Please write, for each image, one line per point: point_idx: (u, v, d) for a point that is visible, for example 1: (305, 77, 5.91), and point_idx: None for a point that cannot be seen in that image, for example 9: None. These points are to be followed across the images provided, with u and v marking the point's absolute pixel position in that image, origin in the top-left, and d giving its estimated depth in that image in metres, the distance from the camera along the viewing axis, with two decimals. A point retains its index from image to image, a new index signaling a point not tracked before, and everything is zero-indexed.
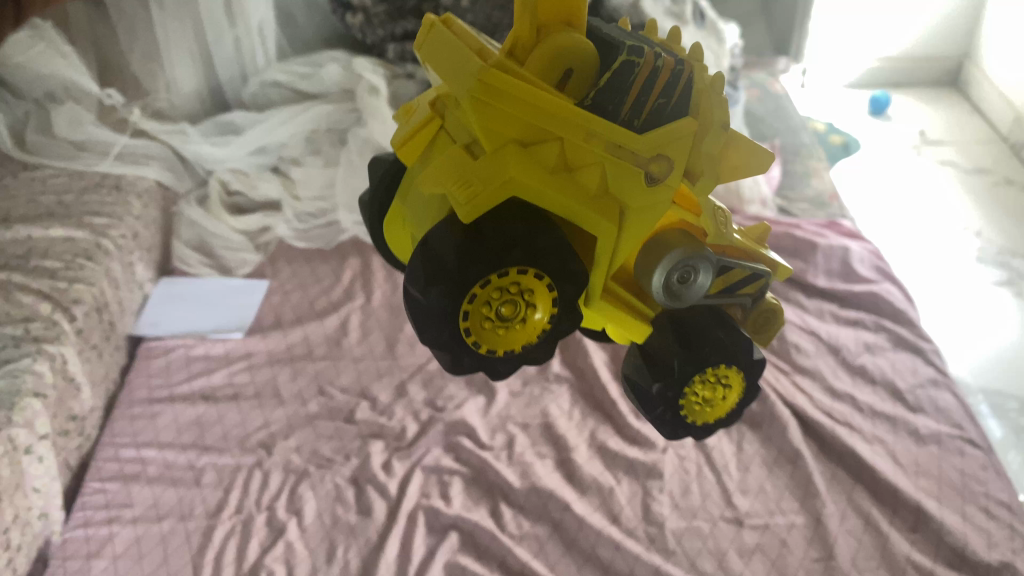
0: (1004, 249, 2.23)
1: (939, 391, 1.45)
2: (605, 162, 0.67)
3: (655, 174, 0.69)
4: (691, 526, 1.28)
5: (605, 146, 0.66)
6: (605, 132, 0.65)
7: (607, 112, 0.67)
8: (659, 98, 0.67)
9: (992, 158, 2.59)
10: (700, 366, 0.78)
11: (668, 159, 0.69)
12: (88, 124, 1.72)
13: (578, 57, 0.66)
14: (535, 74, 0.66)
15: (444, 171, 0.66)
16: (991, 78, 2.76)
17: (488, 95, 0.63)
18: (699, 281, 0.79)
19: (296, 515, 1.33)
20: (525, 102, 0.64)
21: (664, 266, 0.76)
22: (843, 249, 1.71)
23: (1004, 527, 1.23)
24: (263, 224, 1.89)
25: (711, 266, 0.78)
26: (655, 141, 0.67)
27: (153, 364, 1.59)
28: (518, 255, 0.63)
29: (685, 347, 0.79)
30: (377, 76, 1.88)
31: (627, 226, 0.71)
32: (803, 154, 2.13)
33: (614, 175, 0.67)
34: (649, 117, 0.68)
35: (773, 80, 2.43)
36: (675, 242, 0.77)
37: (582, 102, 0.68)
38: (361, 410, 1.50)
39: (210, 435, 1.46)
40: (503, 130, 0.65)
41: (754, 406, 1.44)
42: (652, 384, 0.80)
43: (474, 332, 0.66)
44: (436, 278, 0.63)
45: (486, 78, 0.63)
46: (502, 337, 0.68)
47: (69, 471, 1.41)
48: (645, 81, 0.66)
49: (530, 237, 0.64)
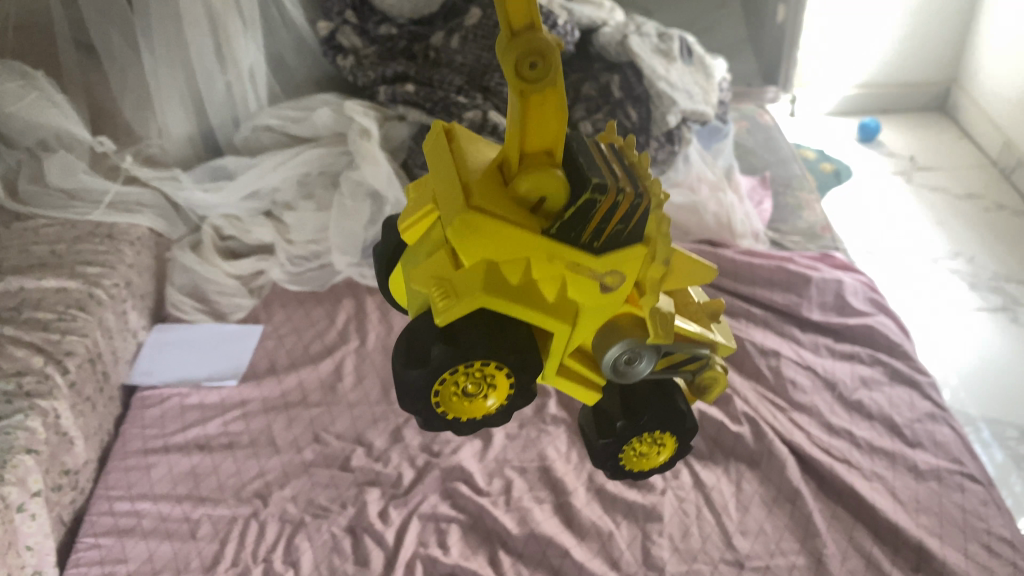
0: (998, 275, 2.24)
1: (937, 425, 1.44)
2: (565, 272, 0.69)
3: (610, 285, 0.71)
4: (691, 570, 1.27)
5: (566, 266, 0.68)
6: (566, 257, 0.67)
7: (570, 237, 0.66)
8: (619, 226, 0.65)
9: (982, 183, 2.60)
10: (636, 417, 0.82)
11: (623, 273, 0.70)
12: (80, 173, 1.72)
13: (554, 189, 0.64)
14: (512, 202, 0.66)
15: (426, 277, 0.69)
16: (979, 104, 2.78)
17: (466, 230, 0.65)
18: (643, 365, 0.78)
19: (293, 567, 1.32)
20: (500, 235, 0.65)
21: (619, 355, 0.76)
22: (837, 282, 1.69)
23: (1007, 565, 1.23)
24: (257, 268, 1.88)
25: (655, 355, 0.78)
26: (613, 260, 0.68)
27: (147, 414, 1.58)
28: (485, 353, 0.66)
29: (628, 412, 0.83)
30: (369, 119, 1.88)
31: (583, 322, 0.74)
32: (793, 185, 2.13)
33: (574, 284, 0.70)
34: (607, 241, 0.67)
35: (761, 112, 2.45)
36: (627, 326, 0.76)
37: (548, 229, 0.66)
38: (357, 456, 1.49)
39: (206, 486, 1.45)
40: (475, 248, 0.66)
41: (753, 444, 1.43)
42: (596, 438, 0.85)
43: (444, 405, 0.70)
44: (414, 362, 0.67)
45: (465, 218, 0.64)
46: (468, 408, 0.72)
47: (63, 526, 1.39)
48: (606, 214, 0.63)
49: (496, 336, 0.68)
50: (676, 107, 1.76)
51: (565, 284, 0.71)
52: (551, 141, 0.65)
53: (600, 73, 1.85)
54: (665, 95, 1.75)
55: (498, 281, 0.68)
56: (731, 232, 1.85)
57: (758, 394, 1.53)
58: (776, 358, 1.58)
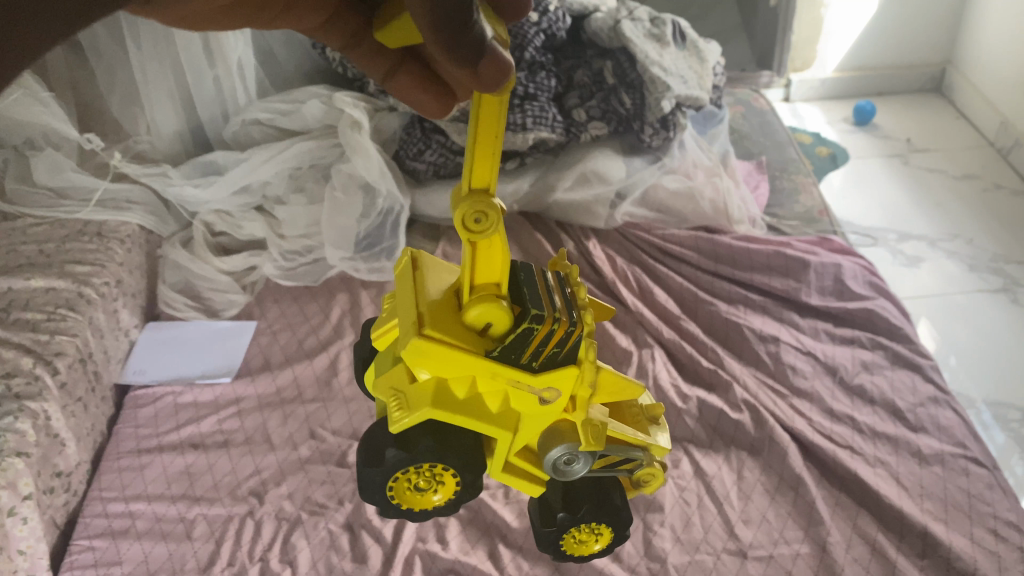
0: (997, 256, 2.21)
1: (940, 409, 1.43)
2: (510, 390, 0.85)
3: (546, 398, 0.86)
4: (694, 561, 1.25)
5: (506, 383, 0.84)
6: (508, 374, 0.82)
7: (511, 358, 0.82)
8: (555, 349, 0.82)
9: (980, 164, 2.58)
10: (573, 511, 0.98)
11: (558, 390, 0.86)
12: (68, 171, 1.69)
13: (497, 317, 0.81)
14: (463, 328, 0.82)
15: (389, 387, 0.86)
16: (976, 84, 2.75)
17: (420, 351, 0.80)
18: (578, 466, 0.93)
19: (290, 566, 1.30)
20: (449, 355, 0.80)
21: (559, 450, 0.90)
22: (835, 266, 1.68)
23: (1014, 549, 1.21)
24: (249, 264, 1.84)
25: (589, 458, 0.92)
26: (547, 379, 0.83)
27: (139, 414, 1.56)
28: (433, 455, 0.86)
29: (583, 498, 0.99)
30: (360, 110, 1.83)
31: (523, 428, 0.90)
32: (790, 170, 2.11)
33: (514, 398, 0.86)
34: (545, 361, 0.83)
35: (756, 96, 2.42)
36: (568, 432, 0.91)
37: (491, 352, 0.81)
38: (353, 452, 1.47)
39: (200, 485, 1.43)
40: (441, 372, 0.83)
41: (753, 431, 1.41)
42: (556, 515, 0.98)
43: (398, 495, 0.92)
44: (373, 461, 0.87)
45: (419, 339, 0.79)
46: (418, 498, 0.94)
47: (56, 529, 1.37)
48: (543, 340, 0.80)
49: (441, 443, 0.86)
50: (670, 92, 1.72)
51: (507, 397, 0.87)
52: (498, 277, 0.81)
53: (593, 59, 1.82)
54: (659, 80, 1.71)
55: (459, 400, 0.85)
56: (728, 219, 1.85)
57: (758, 381, 1.51)
58: (776, 344, 1.55)
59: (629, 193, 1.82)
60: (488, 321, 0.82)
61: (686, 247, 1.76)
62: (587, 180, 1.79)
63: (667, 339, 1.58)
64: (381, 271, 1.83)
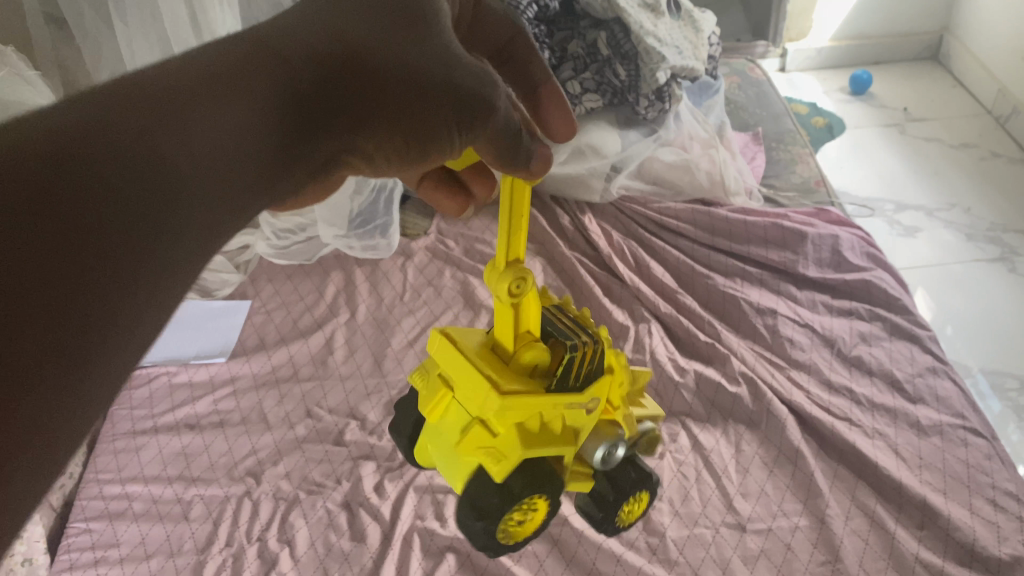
0: (995, 225, 2.20)
1: (938, 379, 1.42)
2: (567, 415, 0.81)
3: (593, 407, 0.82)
4: (693, 534, 1.25)
5: (567, 407, 0.79)
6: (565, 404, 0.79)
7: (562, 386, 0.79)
8: (591, 365, 0.80)
9: (978, 133, 2.56)
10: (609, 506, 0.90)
11: (598, 398, 0.83)
12: None
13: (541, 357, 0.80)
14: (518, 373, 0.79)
15: (475, 449, 0.79)
16: (973, 51, 2.73)
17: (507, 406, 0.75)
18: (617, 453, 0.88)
19: (287, 545, 1.29)
20: (528, 398, 0.76)
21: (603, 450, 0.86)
22: (833, 237, 1.66)
23: (1014, 519, 1.20)
24: (243, 243, 1.83)
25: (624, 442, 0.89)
26: (592, 389, 0.81)
27: (134, 395, 1.55)
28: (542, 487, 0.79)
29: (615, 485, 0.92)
30: None
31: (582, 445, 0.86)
32: (786, 141, 2.09)
33: (572, 419, 0.82)
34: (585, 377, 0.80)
35: (752, 66, 2.40)
36: (605, 429, 0.88)
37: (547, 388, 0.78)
38: (350, 430, 1.46)
39: (197, 466, 1.42)
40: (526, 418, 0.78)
41: (751, 405, 1.41)
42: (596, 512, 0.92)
43: (507, 534, 0.83)
44: (485, 516, 0.78)
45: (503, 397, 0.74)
46: (519, 532, 0.85)
47: (53, 512, 1.37)
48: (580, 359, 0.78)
49: (545, 476, 0.79)
50: (664, 63, 1.72)
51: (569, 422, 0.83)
52: (531, 322, 0.81)
53: (587, 30, 1.77)
54: (653, 51, 1.70)
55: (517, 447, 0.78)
56: (724, 190, 1.81)
57: (756, 354, 1.50)
58: (773, 317, 1.54)
59: (624, 167, 1.81)
60: (535, 361, 0.80)
61: (682, 220, 1.75)
62: (582, 154, 1.77)
63: (664, 313, 1.57)
64: (375, 249, 1.81)
